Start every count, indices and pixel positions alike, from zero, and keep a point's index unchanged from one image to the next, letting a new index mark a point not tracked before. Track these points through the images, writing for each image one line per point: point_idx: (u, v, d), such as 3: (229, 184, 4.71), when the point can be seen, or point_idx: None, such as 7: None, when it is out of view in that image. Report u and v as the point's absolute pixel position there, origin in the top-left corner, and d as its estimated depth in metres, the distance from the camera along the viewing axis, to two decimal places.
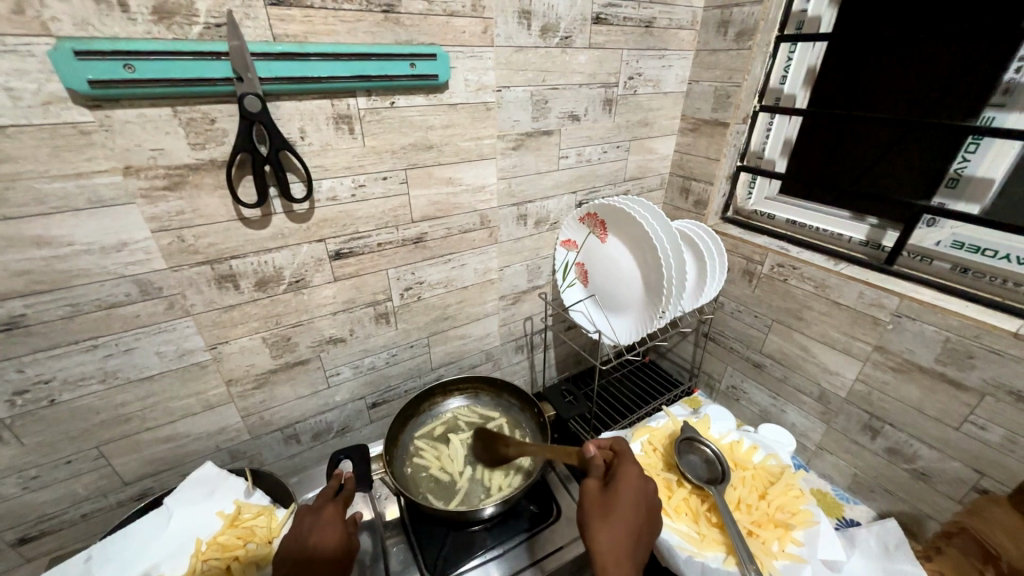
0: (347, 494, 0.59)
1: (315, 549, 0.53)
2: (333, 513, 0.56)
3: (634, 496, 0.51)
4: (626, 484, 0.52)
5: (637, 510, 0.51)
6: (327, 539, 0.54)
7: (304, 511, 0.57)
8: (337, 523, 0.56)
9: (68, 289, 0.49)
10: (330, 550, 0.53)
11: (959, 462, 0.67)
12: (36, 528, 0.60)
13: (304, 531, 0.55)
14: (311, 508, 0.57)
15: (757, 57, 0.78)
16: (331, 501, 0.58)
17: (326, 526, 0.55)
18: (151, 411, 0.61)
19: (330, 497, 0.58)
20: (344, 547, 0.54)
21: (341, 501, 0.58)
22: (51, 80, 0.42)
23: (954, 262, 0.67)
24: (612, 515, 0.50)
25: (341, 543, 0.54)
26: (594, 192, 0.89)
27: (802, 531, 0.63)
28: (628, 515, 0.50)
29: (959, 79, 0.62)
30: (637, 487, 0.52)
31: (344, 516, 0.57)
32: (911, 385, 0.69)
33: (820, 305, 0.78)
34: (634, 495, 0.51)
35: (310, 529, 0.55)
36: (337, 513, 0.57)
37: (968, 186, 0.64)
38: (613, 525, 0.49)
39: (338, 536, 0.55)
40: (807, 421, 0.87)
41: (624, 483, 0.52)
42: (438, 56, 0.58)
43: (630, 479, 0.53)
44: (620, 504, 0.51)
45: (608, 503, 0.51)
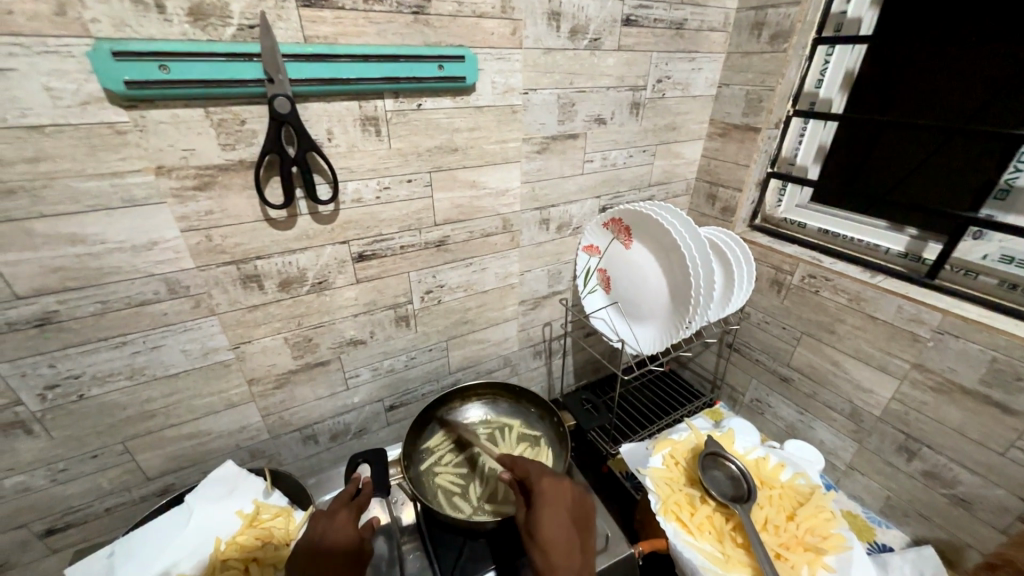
0: (363, 495, 0.60)
1: (325, 546, 0.53)
2: (347, 511, 0.57)
3: (551, 506, 0.55)
4: (543, 498, 0.56)
5: (559, 517, 0.54)
6: (338, 536, 0.54)
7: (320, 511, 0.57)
8: (348, 521, 0.56)
9: (100, 287, 0.50)
10: (339, 548, 0.53)
11: (1003, 489, 0.63)
12: (62, 519, 0.61)
13: (319, 527, 0.55)
14: (328, 507, 0.58)
15: (792, 60, 0.76)
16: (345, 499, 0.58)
17: (338, 524, 0.55)
18: (175, 408, 0.61)
19: (346, 495, 0.59)
20: (354, 545, 0.54)
21: (357, 499, 0.59)
22: (89, 80, 0.42)
23: (1003, 278, 0.63)
24: (537, 533, 0.52)
25: (351, 540, 0.54)
26: (619, 196, 0.87)
27: (834, 557, 0.60)
28: (550, 525, 0.53)
29: (1013, 79, 0.58)
30: (553, 499, 0.56)
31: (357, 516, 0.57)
32: (952, 405, 0.66)
33: (854, 318, 0.75)
34: (551, 506, 0.55)
35: (322, 526, 0.55)
36: (351, 510, 0.57)
37: (1020, 198, 0.61)
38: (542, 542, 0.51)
39: (349, 533, 0.55)
40: (836, 439, 0.83)
41: (541, 500, 0.56)
42: (467, 58, 0.58)
43: (545, 497, 0.56)
44: (542, 521, 0.53)
45: (532, 525, 0.54)
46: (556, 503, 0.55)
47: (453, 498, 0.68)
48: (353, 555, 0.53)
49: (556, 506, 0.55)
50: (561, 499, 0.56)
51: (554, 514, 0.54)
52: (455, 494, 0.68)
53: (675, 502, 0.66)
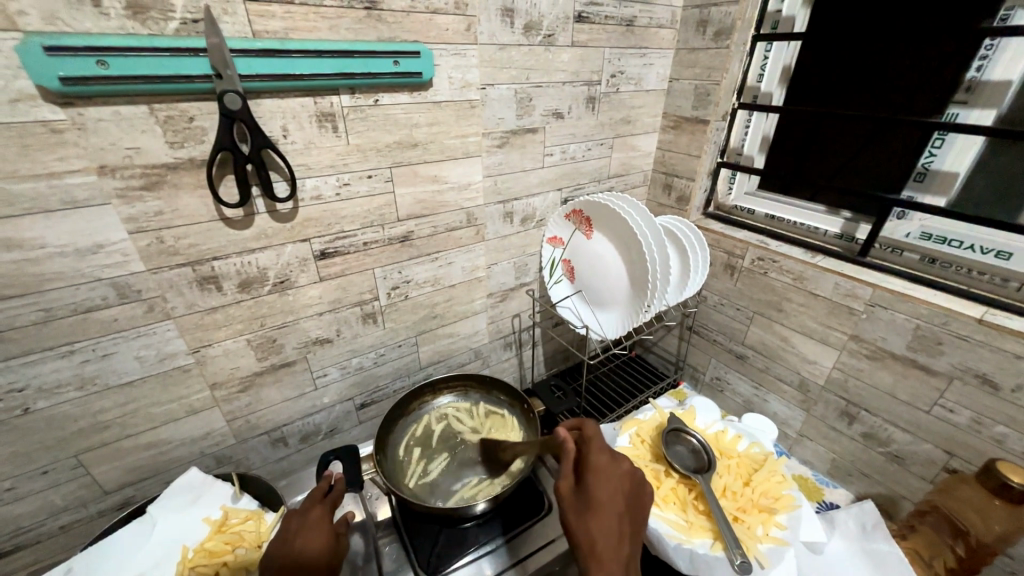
0: (335, 494, 0.60)
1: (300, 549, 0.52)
2: (320, 510, 0.57)
3: (607, 486, 0.52)
4: (600, 476, 0.53)
5: (612, 501, 0.52)
6: (314, 537, 0.53)
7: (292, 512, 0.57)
8: (322, 521, 0.55)
9: (41, 294, 0.48)
10: (316, 548, 0.52)
11: (930, 443, 0.70)
12: (11, 542, 0.58)
13: (292, 529, 0.54)
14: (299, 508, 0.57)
15: (735, 56, 0.80)
16: (317, 497, 0.58)
17: (313, 525, 0.55)
18: (132, 417, 0.59)
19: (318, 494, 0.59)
20: (330, 545, 0.54)
21: (330, 498, 0.59)
22: (19, 76, 0.40)
23: (923, 253, 0.70)
24: (592, 510, 0.50)
25: (326, 540, 0.54)
26: (579, 189, 0.90)
27: (786, 515, 0.65)
28: (605, 507, 0.51)
29: (930, 78, 0.64)
30: (610, 479, 0.53)
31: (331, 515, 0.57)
32: (885, 371, 0.72)
33: (798, 296, 0.80)
34: (608, 487, 0.52)
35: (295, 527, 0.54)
36: (324, 509, 0.57)
37: (934, 180, 0.68)
38: (593, 520, 0.50)
39: (324, 533, 0.54)
40: (788, 409, 0.89)
41: (596, 477, 0.53)
42: (422, 53, 0.58)
43: (602, 474, 0.53)
44: (598, 500, 0.51)
45: (584, 499, 0.51)
46: (612, 482, 0.53)
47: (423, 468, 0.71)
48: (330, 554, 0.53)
49: (612, 488, 0.52)
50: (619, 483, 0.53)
51: (610, 495, 0.52)
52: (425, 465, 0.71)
53: None
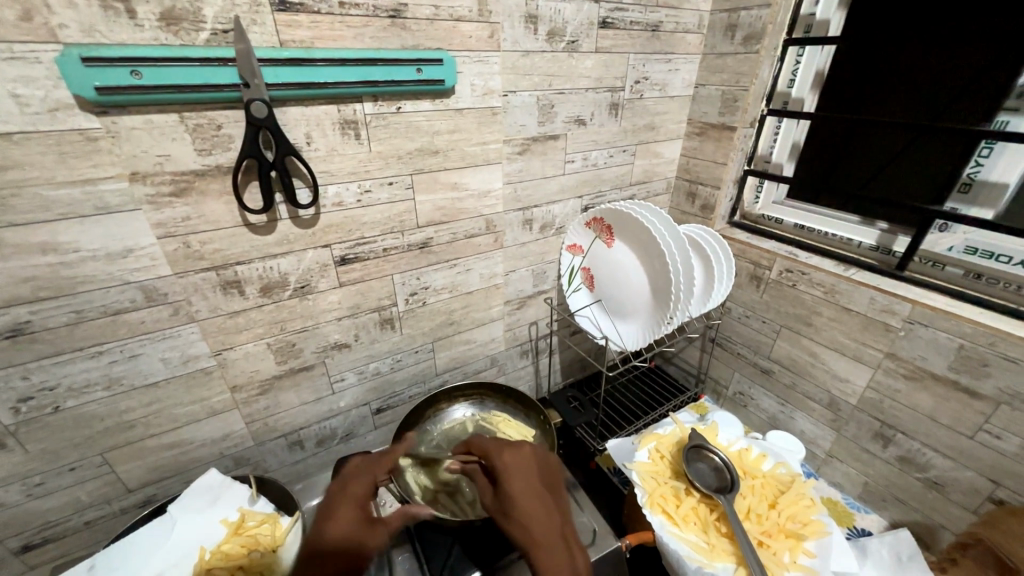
0: (367, 476, 0.56)
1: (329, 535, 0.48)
2: (353, 493, 0.53)
3: (518, 475, 0.54)
4: (507, 470, 0.55)
5: (525, 487, 0.53)
6: (341, 522, 0.50)
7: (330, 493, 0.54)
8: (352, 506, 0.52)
9: (73, 296, 0.49)
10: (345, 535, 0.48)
11: (973, 471, 0.65)
12: (40, 535, 0.60)
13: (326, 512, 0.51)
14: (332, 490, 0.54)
15: (765, 60, 0.78)
16: (350, 479, 0.55)
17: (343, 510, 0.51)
18: (156, 418, 0.60)
19: (351, 476, 0.56)
20: (360, 530, 0.49)
21: (364, 480, 0.55)
22: (58, 87, 0.42)
23: (968, 268, 0.66)
24: (511, 504, 0.51)
25: (357, 525, 0.50)
26: (600, 196, 0.89)
27: (814, 542, 0.62)
28: (521, 492, 0.52)
29: (977, 83, 0.61)
30: (519, 467, 0.55)
31: (364, 498, 0.53)
32: (923, 392, 0.68)
33: (830, 310, 0.77)
34: (519, 477, 0.54)
35: (329, 510, 0.51)
36: (356, 492, 0.53)
37: (981, 190, 0.64)
38: (515, 511, 0.51)
39: (356, 517, 0.51)
40: (816, 428, 0.85)
41: (506, 474, 0.55)
42: (445, 61, 0.58)
43: (510, 469, 0.55)
44: (513, 491, 0.52)
45: (502, 497, 0.53)
46: (521, 469, 0.55)
47: (476, 506, 0.66)
48: (362, 540, 0.48)
49: (522, 473, 0.55)
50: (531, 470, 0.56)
51: (523, 483, 0.54)
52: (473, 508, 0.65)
53: (661, 495, 0.67)
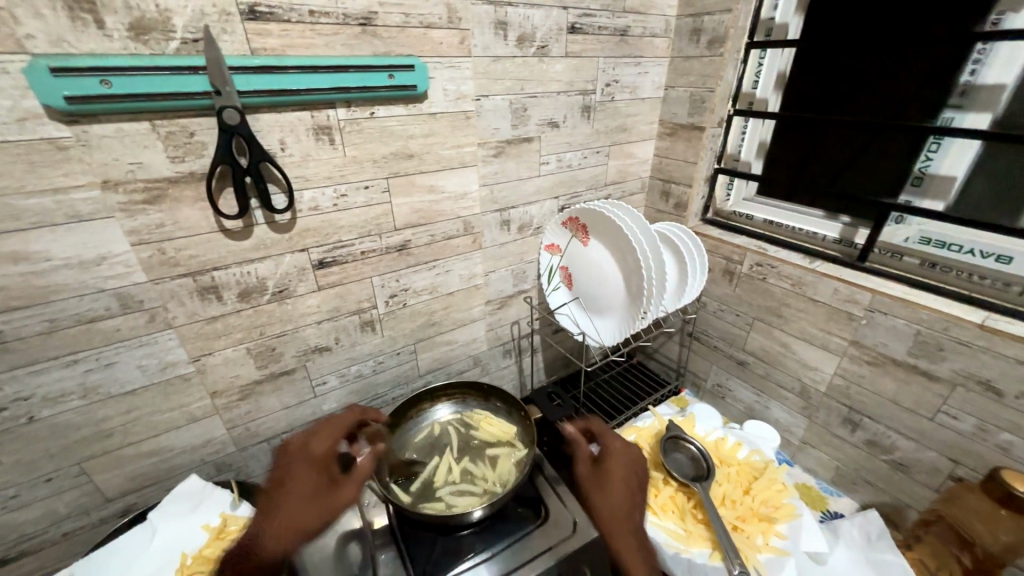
0: (330, 436, 0.68)
1: (295, 491, 0.62)
2: (314, 452, 0.66)
3: (620, 463, 0.69)
4: (614, 459, 0.69)
5: (627, 479, 0.67)
6: (308, 480, 0.63)
7: (291, 449, 0.67)
8: (314, 466, 0.65)
9: (46, 304, 0.49)
10: (309, 494, 0.62)
11: (935, 451, 0.68)
12: (16, 549, 0.59)
13: (291, 470, 0.64)
14: (291, 447, 0.67)
15: (729, 63, 0.81)
16: (309, 440, 0.67)
17: (303, 471, 0.64)
18: (134, 426, 0.60)
19: (304, 441, 0.67)
20: (323, 489, 0.63)
21: (325, 438, 0.67)
22: (26, 96, 0.42)
23: (923, 257, 0.69)
24: (614, 488, 0.66)
25: (319, 484, 0.64)
26: (576, 196, 0.91)
27: (786, 524, 0.64)
28: (620, 479, 0.67)
29: (923, 82, 0.64)
30: (621, 460, 0.69)
31: (320, 458, 0.66)
32: (886, 377, 0.71)
33: (797, 301, 0.80)
34: (620, 465, 0.69)
35: (289, 466, 0.65)
36: (318, 450, 0.66)
37: (932, 184, 0.67)
38: (609, 496, 0.66)
39: (319, 479, 0.64)
40: (790, 416, 0.88)
41: (613, 462, 0.69)
42: (417, 66, 0.60)
43: (619, 458, 0.69)
44: (615, 476, 0.67)
45: (604, 479, 0.68)
46: (618, 458, 0.69)
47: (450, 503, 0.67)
48: (322, 499, 0.63)
49: (629, 462, 0.69)
50: (636, 471, 0.68)
51: (626, 472, 0.68)
52: (491, 486, 0.69)
53: None
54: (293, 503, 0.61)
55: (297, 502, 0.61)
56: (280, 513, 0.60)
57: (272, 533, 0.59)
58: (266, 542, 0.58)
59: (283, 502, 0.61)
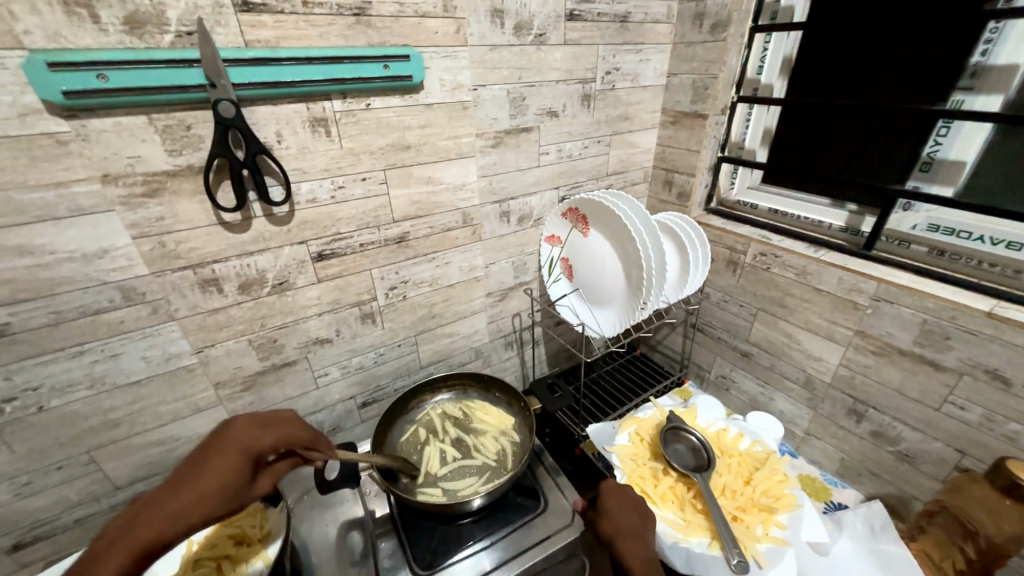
0: (278, 431, 0.48)
1: (192, 489, 0.41)
2: (250, 440, 0.46)
3: (618, 497, 0.61)
4: (611, 494, 0.61)
5: (633, 510, 0.59)
6: (218, 475, 0.43)
7: (229, 434, 0.46)
8: (240, 460, 0.44)
9: (52, 297, 0.50)
10: (198, 502, 0.41)
11: (941, 442, 0.67)
12: (31, 533, 0.61)
13: (210, 455, 0.44)
14: (230, 428, 0.47)
15: (733, 48, 0.79)
16: (251, 427, 0.47)
17: (218, 461, 0.44)
18: (141, 415, 0.62)
19: (251, 423, 0.47)
20: (228, 498, 0.43)
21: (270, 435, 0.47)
22: (26, 91, 0.43)
23: (932, 245, 0.68)
24: (625, 532, 0.56)
25: (223, 491, 0.42)
26: (577, 186, 0.90)
27: (786, 515, 0.64)
28: (624, 514, 0.58)
29: (930, 64, 0.63)
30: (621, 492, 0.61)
31: (256, 452, 0.46)
32: (892, 367, 0.70)
33: (801, 291, 0.79)
34: (621, 498, 0.61)
35: (214, 450, 0.45)
36: (255, 441, 0.46)
37: (941, 169, 0.65)
38: (622, 538, 0.56)
39: (234, 478, 0.43)
40: (794, 407, 0.87)
41: (612, 497, 0.61)
42: (412, 57, 0.59)
43: (618, 494, 0.61)
44: (618, 516, 0.58)
45: (610, 521, 0.58)
46: (619, 490, 0.62)
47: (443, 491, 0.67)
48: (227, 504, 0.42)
49: (624, 493, 0.61)
50: (626, 494, 0.61)
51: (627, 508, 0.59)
52: (493, 465, 0.71)
53: (640, 476, 0.70)
54: (161, 513, 0.40)
55: (157, 527, 0.39)
56: (142, 520, 0.39)
57: (104, 550, 0.37)
58: (78, 572, 0.36)
59: (148, 511, 0.40)
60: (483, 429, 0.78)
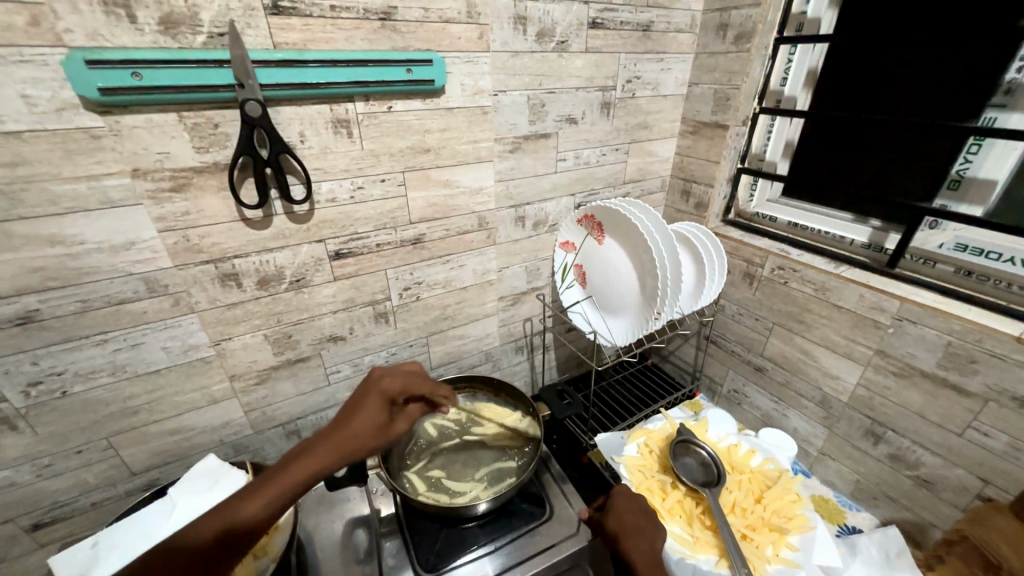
0: (410, 377, 0.57)
1: (357, 418, 0.50)
2: (393, 385, 0.55)
3: (626, 499, 0.61)
4: (618, 495, 0.62)
5: (640, 512, 0.60)
6: (374, 410, 0.51)
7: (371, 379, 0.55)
8: (381, 401, 0.52)
9: (79, 286, 0.52)
10: (364, 432, 0.49)
11: (963, 469, 0.65)
12: (49, 514, 0.63)
13: (364, 395, 0.52)
14: (373, 376, 0.55)
15: (756, 59, 0.78)
16: (394, 375, 0.56)
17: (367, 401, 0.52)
18: (158, 404, 0.63)
19: (392, 372, 0.56)
20: (383, 429, 0.51)
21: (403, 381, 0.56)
22: (64, 87, 0.44)
23: (957, 265, 0.66)
24: (631, 534, 0.57)
25: (380, 423, 0.51)
26: (593, 194, 0.90)
27: (798, 536, 0.62)
28: (631, 516, 0.59)
29: (961, 80, 0.61)
30: (629, 494, 0.62)
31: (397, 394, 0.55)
32: (913, 389, 0.68)
33: (820, 307, 0.77)
34: (628, 501, 0.61)
35: (365, 392, 0.53)
36: (397, 386, 0.55)
37: (970, 187, 0.64)
38: (627, 539, 0.56)
39: (379, 414, 0.51)
40: (808, 426, 0.85)
41: (620, 498, 0.61)
42: (434, 61, 0.60)
43: (625, 496, 0.62)
44: (624, 518, 0.59)
45: (616, 522, 0.59)
46: (627, 493, 0.62)
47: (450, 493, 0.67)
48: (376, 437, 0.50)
49: (631, 496, 0.62)
50: (634, 498, 0.62)
51: (634, 511, 0.60)
52: (500, 469, 0.71)
53: (648, 488, 0.69)
54: (338, 441, 0.47)
55: (337, 450, 0.47)
56: (322, 439, 0.47)
57: (300, 461, 0.44)
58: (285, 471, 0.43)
59: (327, 435, 0.48)
60: (491, 432, 0.78)
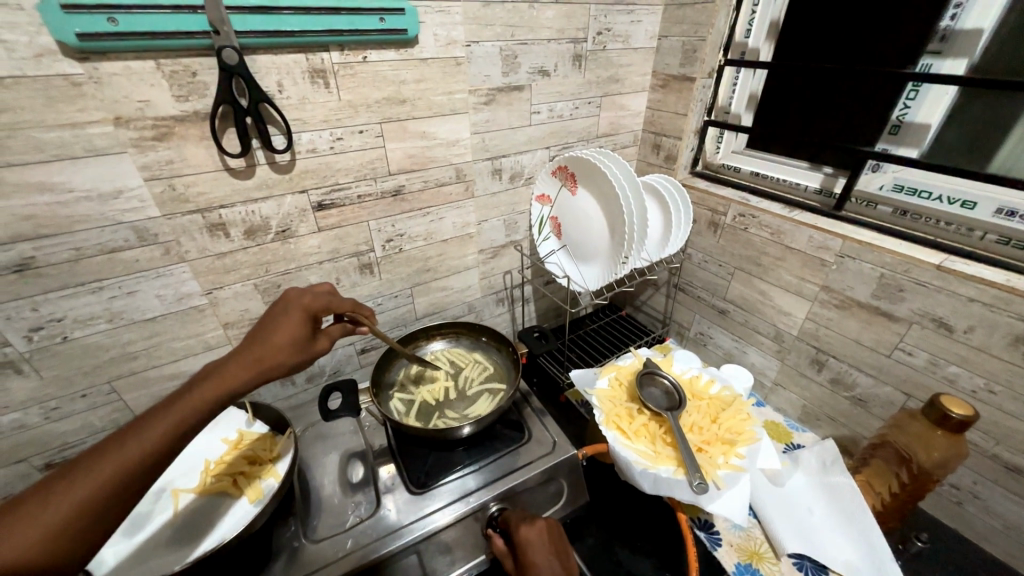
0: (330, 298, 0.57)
1: (273, 336, 0.49)
2: (308, 303, 0.54)
3: (535, 537, 0.59)
4: (526, 539, 0.59)
5: (546, 547, 0.58)
6: (290, 328, 0.50)
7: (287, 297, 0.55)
8: (303, 317, 0.52)
9: (71, 234, 0.54)
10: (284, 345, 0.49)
11: (890, 386, 0.74)
12: (60, 454, 0.67)
13: (278, 316, 0.52)
14: (289, 297, 0.54)
15: (721, 11, 0.80)
16: (309, 292, 0.55)
17: (286, 319, 0.51)
18: (156, 349, 0.66)
19: (308, 291, 0.56)
20: (303, 345, 0.51)
21: (322, 300, 0.56)
22: (41, 33, 0.45)
23: (896, 206, 0.72)
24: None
25: (300, 338, 0.51)
26: (567, 147, 0.93)
27: (746, 447, 0.70)
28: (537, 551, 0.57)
29: (904, 27, 0.65)
30: (537, 533, 0.59)
31: (314, 313, 0.54)
32: (851, 319, 0.76)
33: (775, 250, 0.84)
34: (538, 543, 0.58)
35: (281, 312, 0.52)
36: (313, 304, 0.55)
37: (908, 131, 0.69)
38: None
39: (301, 330, 0.51)
40: (764, 360, 0.94)
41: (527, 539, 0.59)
42: (406, 10, 0.61)
43: (532, 535, 0.59)
44: (528, 551, 0.57)
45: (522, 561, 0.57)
46: (538, 533, 0.59)
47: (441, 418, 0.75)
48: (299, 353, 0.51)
49: (538, 535, 0.59)
50: (545, 536, 0.59)
51: (538, 549, 0.57)
52: (485, 395, 0.79)
53: (616, 414, 0.76)
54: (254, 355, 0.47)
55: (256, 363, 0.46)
56: (233, 358, 0.45)
57: (210, 380, 0.43)
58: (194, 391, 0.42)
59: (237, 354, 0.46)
60: (475, 365, 0.85)
